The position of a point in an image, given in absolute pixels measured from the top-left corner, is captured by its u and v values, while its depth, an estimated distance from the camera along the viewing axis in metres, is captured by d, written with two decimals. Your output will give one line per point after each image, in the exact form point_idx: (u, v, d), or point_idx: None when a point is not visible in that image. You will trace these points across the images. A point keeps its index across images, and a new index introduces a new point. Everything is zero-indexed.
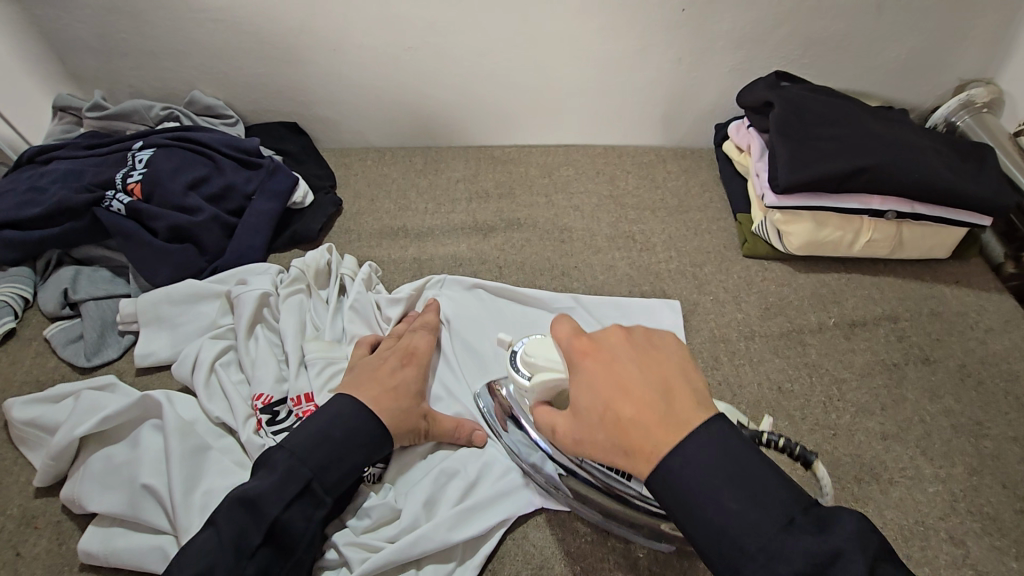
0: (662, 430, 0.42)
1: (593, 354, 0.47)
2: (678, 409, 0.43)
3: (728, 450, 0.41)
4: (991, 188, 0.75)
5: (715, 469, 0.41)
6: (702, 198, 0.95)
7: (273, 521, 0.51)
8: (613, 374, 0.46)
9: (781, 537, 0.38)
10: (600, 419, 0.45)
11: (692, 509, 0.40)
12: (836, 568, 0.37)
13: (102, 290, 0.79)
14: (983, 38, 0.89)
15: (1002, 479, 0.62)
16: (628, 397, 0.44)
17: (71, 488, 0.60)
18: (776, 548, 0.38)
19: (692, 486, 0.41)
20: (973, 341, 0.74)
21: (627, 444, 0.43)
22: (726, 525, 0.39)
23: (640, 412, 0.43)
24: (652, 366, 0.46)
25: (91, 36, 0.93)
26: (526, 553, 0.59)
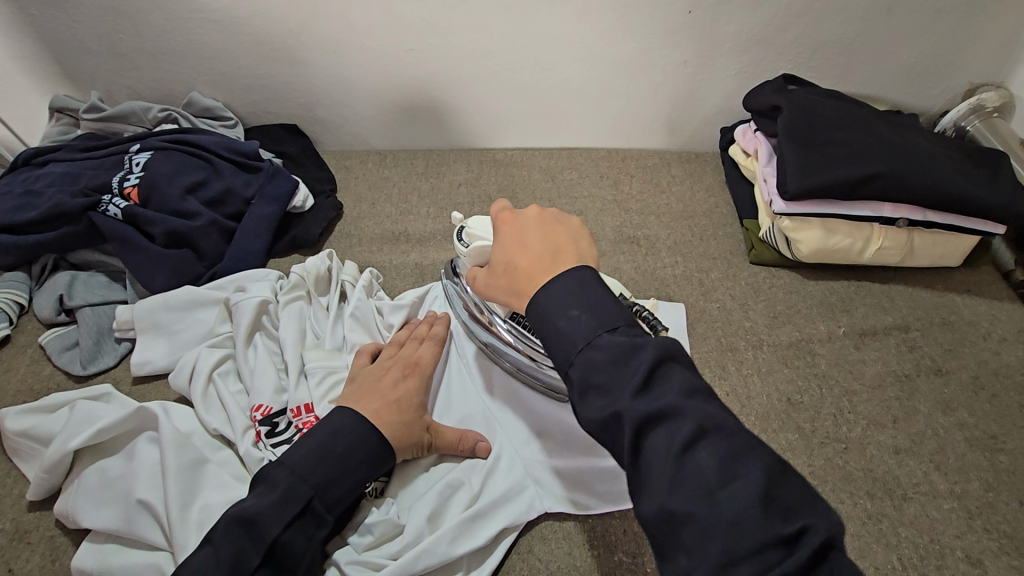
0: (540, 269, 0.50)
1: (508, 220, 0.56)
2: (560, 259, 0.51)
3: (589, 287, 0.47)
4: (1005, 195, 0.74)
5: (577, 299, 0.46)
6: (708, 203, 0.93)
7: (272, 541, 0.49)
8: (517, 233, 0.54)
9: (606, 337, 0.44)
10: (498, 264, 0.54)
11: (549, 328, 0.46)
12: (635, 357, 0.42)
13: (98, 296, 0.77)
14: (994, 41, 0.88)
15: (1018, 496, 0.60)
16: (522, 248, 0.52)
17: (65, 502, 0.58)
18: (600, 343, 0.43)
19: (554, 310, 0.46)
20: (986, 352, 0.72)
21: (512, 284, 0.52)
22: (569, 334, 0.45)
23: (527, 257, 0.51)
24: (549, 230, 0.54)
25: (88, 36, 0.91)
26: (530, 568, 0.58)
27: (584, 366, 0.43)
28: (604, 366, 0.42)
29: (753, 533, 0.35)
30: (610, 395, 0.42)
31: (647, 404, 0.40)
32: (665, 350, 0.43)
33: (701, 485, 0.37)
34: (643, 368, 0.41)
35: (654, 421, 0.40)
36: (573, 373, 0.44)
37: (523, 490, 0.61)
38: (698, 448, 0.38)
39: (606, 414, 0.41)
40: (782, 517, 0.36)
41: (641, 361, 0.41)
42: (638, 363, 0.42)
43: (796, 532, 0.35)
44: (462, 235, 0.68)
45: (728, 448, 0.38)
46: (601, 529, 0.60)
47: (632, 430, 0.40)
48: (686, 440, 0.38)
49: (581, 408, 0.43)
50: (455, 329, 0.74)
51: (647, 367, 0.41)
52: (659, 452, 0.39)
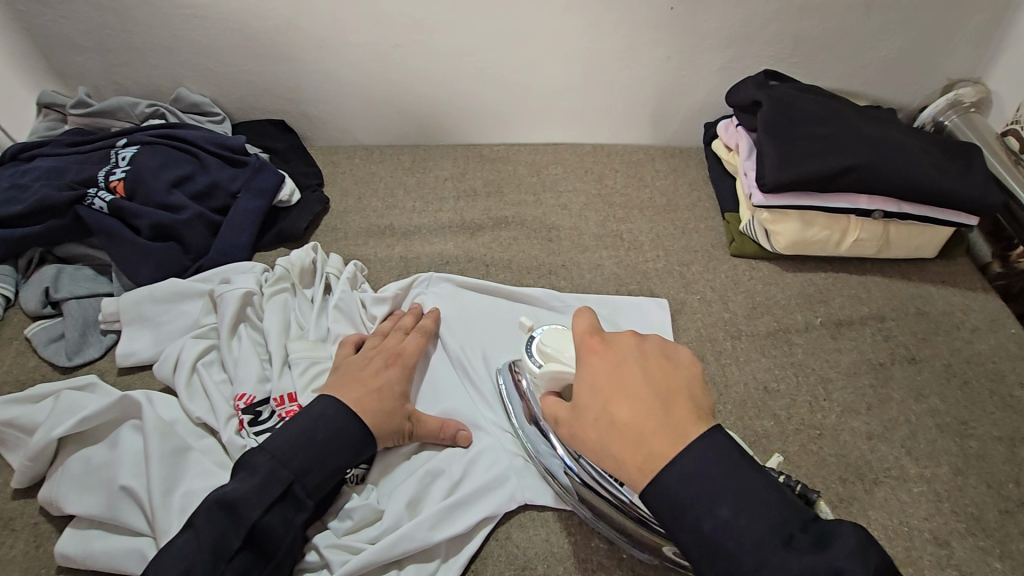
0: (658, 437, 0.41)
1: (597, 353, 0.47)
2: (677, 414, 0.42)
3: (728, 464, 0.40)
4: (978, 187, 0.76)
5: (717, 485, 0.39)
6: (690, 197, 0.94)
7: (253, 524, 0.50)
8: (617, 376, 0.45)
9: (781, 553, 0.37)
10: (595, 417, 0.44)
11: (685, 524, 0.39)
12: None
13: (84, 289, 0.78)
14: (970, 38, 0.90)
15: (986, 480, 0.62)
16: (626, 399, 0.43)
17: (49, 489, 0.59)
18: (773, 564, 0.37)
19: (689, 503, 0.39)
20: (959, 340, 0.74)
21: (621, 449, 0.42)
22: (723, 539, 0.38)
23: (640, 416, 0.42)
24: (657, 373, 0.45)
25: (75, 32, 0.92)
26: (508, 554, 0.59)
27: None
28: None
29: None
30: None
31: None
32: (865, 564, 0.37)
33: None
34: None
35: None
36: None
37: (505, 479, 0.62)
38: None
39: None
40: None
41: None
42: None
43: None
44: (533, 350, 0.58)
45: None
46: (579, 517, 0.61)
47: None
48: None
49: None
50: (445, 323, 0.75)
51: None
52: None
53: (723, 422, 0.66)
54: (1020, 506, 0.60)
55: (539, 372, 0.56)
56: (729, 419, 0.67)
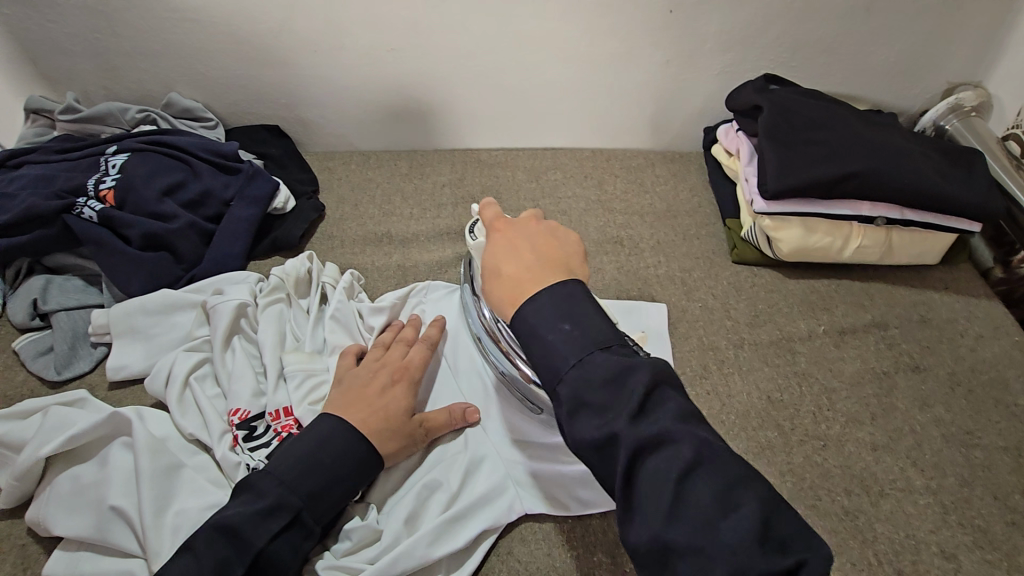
0: (527, 281, 0.49)
1: (500, 228, 0.56)
2: (549, 269, 0.50)
3: (578, 302, 0.47)
4: (981, 193, 0.75)
5: (567, 314, 0.46)
6: (691, 203, 0.93)
7: (259, 552, 0.50)
8: (511, 242, 0.53)
9: (599, 355, 0.44)
10: (486, 271, 0.52)
11: (535, 340, 0.46)
12: (630, 380, 0.43)
13: (73, 300, 0.76)
14: (971, 41, 0.89)
15: (993, 491, 0.61)
16: (512, 257, 0.52)
17: (36, 511, 0.57)
18: (592, 362, 0.44)
19: (541, 325, 0.46)
20: (963, 348, 0.73)
21: (499, 291, 0.50)
22: (559, 348, 0.45)
23: (517, 267, 0.50)
24: (543, 243, 0.53)
25: (64, 36, 0.90)
26: (510, 569, 0.58)
27: (575, 384, 0.43)
28: (599, 387, 0.43)
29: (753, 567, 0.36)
30: (606, 417, 0.42)
31: (644, 430, 0.41)
32: (656, 374, 0.43)
33: (700, 518, 0.38)
34: (638, 393, 0.42)
35: (650, 447, 0.40)
36: (562, 391, 0.44)
37: (504, 491, 0.61)
38: (693, 480, 0.39)
39: (601, 434, 0.41)
40: (781, 554, 0.37)
41: (637, 383, 0.42)
42: (633, 388, 0.42)
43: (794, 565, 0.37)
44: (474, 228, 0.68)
45: (721, 479, 0.39)
46: (581, 530, 0.60)
47: (628, 456, 0.40)
48: (683, 469, 0.39)
49: (575, 430, 0.43)
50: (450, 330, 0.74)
51: (642, 391, 0.42)
52: (656, 478, 0.40)
53: (727, 433, 0.65)
54: None
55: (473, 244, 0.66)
56: (732, 431, 0.66)
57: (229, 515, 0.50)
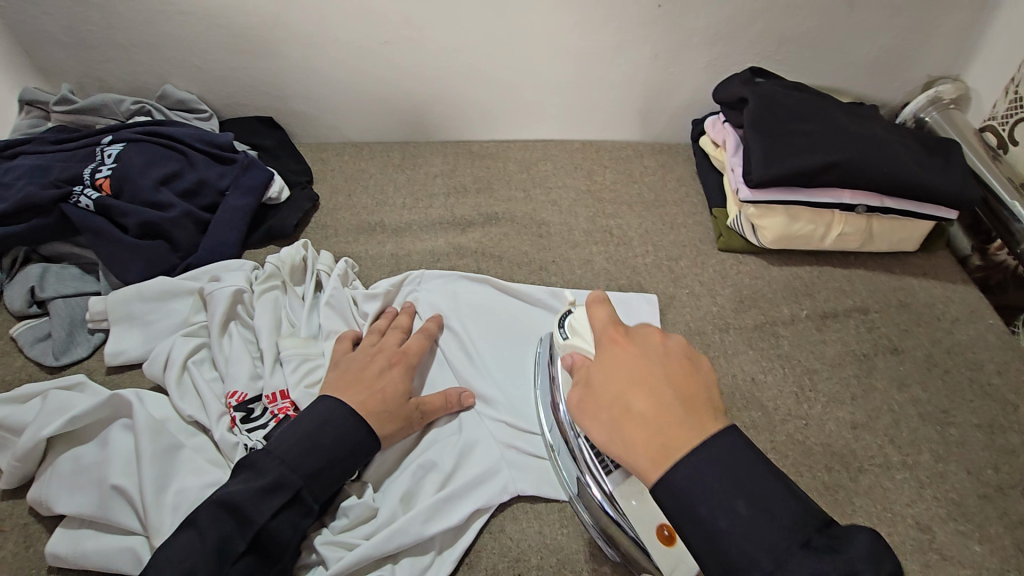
0: (670, 428, 0.42)
1: (622, 349, 0.48)
2: (696, 417, 0.42)
3: (741, 466, 0.40)
4: (958, 181, 0.77)
5: (727, 480, 0.40)
6: (678, 193, 0.96)
7: (260, 527, 0.51)
8: (639, 367, 0.46)
9: (798, 556, 0.37)
10: (610, 403, 0.45)
11: (696, 519, 0.39)
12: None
13: (70, 287, 0.77)
14: (949, 36, 0.92)
15: (966, 466, 0.64)
16: (648, 392, 0.44)
17: (39, 490, 0.58)
18: (790, 569, 0.36)
19: (700, 498, 0.39)
20: (940, 331, 0.76)
21: (634, 437, 0.42)
22: (738, 543, 0.38)
23: (659, 411, 0.43)
24: (680, 376, 0.45)
25: (58, 28, 0.90)
26: (501, 546, 0.60)
27: None
28: None
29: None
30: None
31: None
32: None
33: None
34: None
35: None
36: None
37: (498, 471, 0.62)
38: None
39: None
40: None
41: None
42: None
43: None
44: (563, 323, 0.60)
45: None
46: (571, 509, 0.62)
47: None
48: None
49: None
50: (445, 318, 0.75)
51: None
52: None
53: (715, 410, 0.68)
54: (998, 491, 0.62)
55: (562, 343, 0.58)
56: None
57: (231, 491, 0.52)
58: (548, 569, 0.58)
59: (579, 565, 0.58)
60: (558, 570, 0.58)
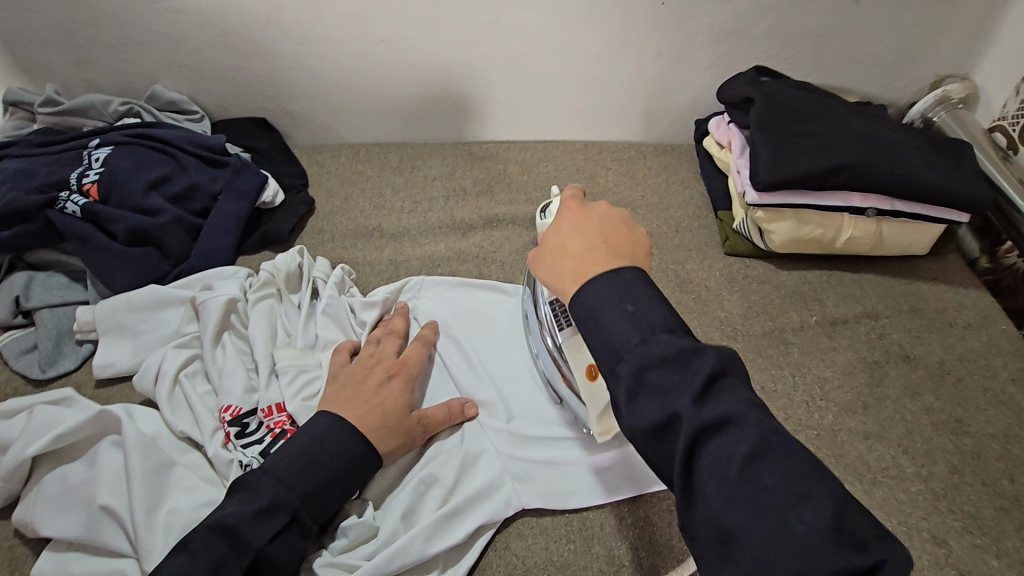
0: (592, 259, 0.45)
1: (573, 207, 0.51)
2: (614, 256, 0.45)
3: (643, 284, 0.42)
4: (969, 184, 0.76)
5: (627, 292, 0.42)
6: (683, 195, 0.94)
7: (258, 552, 0.49)
8: (579, 218, 0.49)
9: (665, 335, 0.39)
10: (548, 245, 0.49)
11: (596, 323, 0.42)
12: (696, 358, 0.38)
13: (57, 297, 0.75)
14: (958, 34, 0.90)
15: (982, 477, 0.62)
16: (581, 235, 0.47)
17: (24, 511, 0.56)
18: (655, 340, 0.39)
19: (601, 302, 0.42)
20: (952, 338, 0.74)
21: (560, 268, 0.47)
22: (619, 326, 0.40)
23: (585, 249, 0.46)
24: (613, 230, 0.48)
25: (42, 26, 0.87)
26: (507, 564, 0.58)
27: (639, 361, 0.39)
28: (660, 365, 0.38)
29: (824, 565, 0.31)
30: (666, 396, 0.37)
31: (709, 412, 0.36)
32: (725, 358, 0.38)
33: (763, 507, 0.33)
34: (707, 372, 0.37)
35: (713, 432, 0.35)
36: (623, 367, 0.39)
37: (502, 483, 0.60)
38: (759, 465, 0.34)
39: (663, 416, 0.37)
40: (853, 549, 0.32)
41: (703, 363, 0.37)
42: (700, 367, 0.37)
43: (870, 565, 0.31)
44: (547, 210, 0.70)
45: (792, 465, 0.34)
46: (578, 523, 0.60)
47: (688, 440, 0.36)
48: (748, 453, 0.34)
49: (638, 411, 0.38)
50: (443, 325, 0.73)
51: (710, 372, 0.37)
52: (718, 462, 0.35)
53: None
54: (1015, 503, 0.60)
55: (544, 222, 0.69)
56: None
57: (225, 514, 0.49)
58: None
59: None
60: None
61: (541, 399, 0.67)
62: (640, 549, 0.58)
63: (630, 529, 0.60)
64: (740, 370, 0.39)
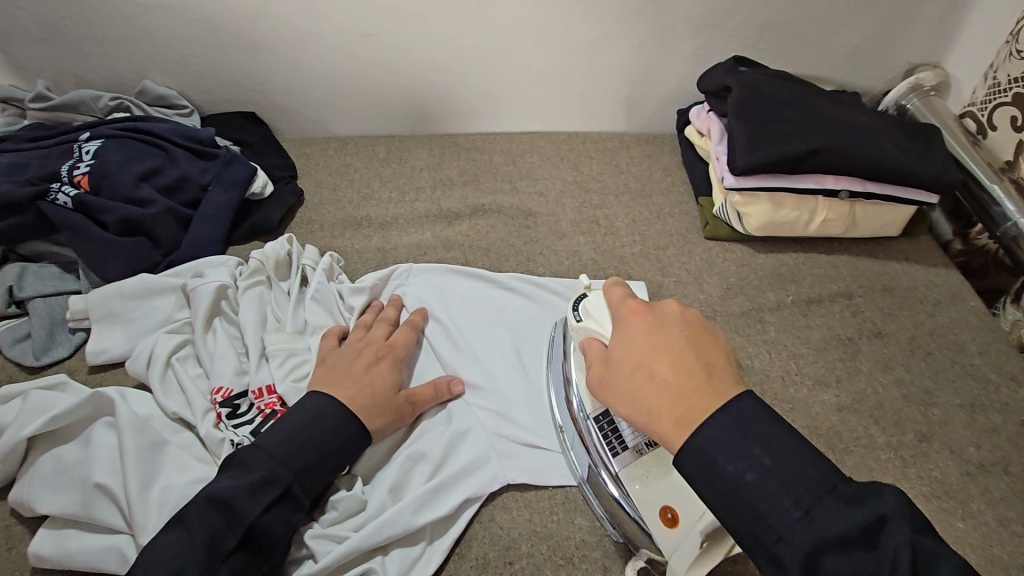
0: (695, 391, 0.44)
1: (643, 319, 0.49)
2: (716, 380, 0.45)
3: (759, 425, 0.42)
4: (938, 166, 0.78)
5: (752, 441, 0.41)
6: (664, 182, 0.96)
7: (251, 524, 0.51)
8: (658, 336, 0.47)
9: (823, 502, 0.38)
10: (634, 372, 0.47)
11: (726, 483, 0.41)
12: (884, 535, 0.37)
13: (50, 287, 0.76)
14: (929, 23, 0.92)
15: (949, 445, 0.64)
16: (670, 359, 0.46)
17: (19, 491, 0.57)
18: (818, 515, 0.38)
19: (725, 457, 0.41)
20: (923, 314, 0.76)
21: (657, 403, 0.45)
22: (763, 497, 0.40)
23: (681, 378, 0.45)
24: (699, 342, 0.47)
25: (33, 23, 0.89)
26: (492, 536, 0.59)
27: (805, 543, 0.37)
28: (837, 548, 0.37)
29: None
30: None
31: None
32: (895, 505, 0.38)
33: None
34: (906, 553, 0.36)
35: None
36: (787, 553, 0.38)
37: (487, 459, 0.62)
38: None
39: None
40: None
41: (896, 543, 0.36)
42: (894, 548, 0.36)
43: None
44: (578, 307, 0.59)
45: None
46: (561, 496, 0.62)
47: None
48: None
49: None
50: (431, 312, 0.75)
51: (909, 554, 0.36)
52: None
53: None
54: (980, 469, 0.63)
55: (575, 325, 0.58)
56: None
57: (218, 488, 0.51)
58: (539, 556, 0.58)
59: (569, 553, 0.58)
60: (549, 557, 0.58)
61: (515, 400, 0.68)
62: None
63: None
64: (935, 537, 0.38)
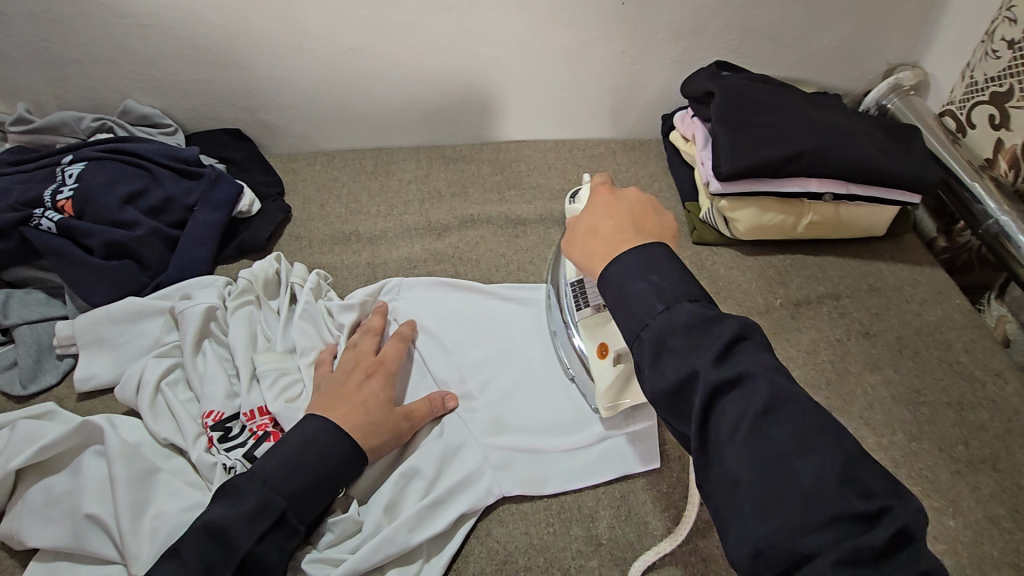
0: (620, 238, 0.50)
1: (605, 192, 0.56)
2: (643, 236, 0.50)
3: (667, 260, 0.47)
4: (920, 167, 0.79)
5: (653, 266, 0.47)
6: (651, 187, 0.97)
7: (245, 554, 0.50)
8: (609, 200, 0.54)
9: (686, 304, 0.44)
10: (581, 229, 0.54)
11: (623, 294, 0.47)
12: (716, 326, 0.43)
13: (36, 313, 0.75)
14: (906, 24, 0.94)
15: (939, 444, 0.65)
16: (611, 218, 0.52)
17: (9, 525, 0.56)
18: (677, 308, 0.44)
19: (625, 274, 0.47)
20: (909, 313, 0.77)
21: (592, 248, 0.52)
22: (643, 299, 0.45)
23: (614, 230, 0.51)
24: (644, 213, 0.53)
25: (10, 46, 0.88)
26: (489, 551, 0.59)
27: (661, 326, 0.44)
28: (683, 331, 0.43)
29: (828, 506, 0.35)
30: (686, 357, 0.42)
31: (726, 371, 0.40)
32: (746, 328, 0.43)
33: (773, 460, 0.38)
34: (727, 336, 0.42)
35: (729, 387, 0.40)
36: (648, 334, 0.44)
37: (482, 473, 0.62)
38: (771, 422, 0.39)
39: (681, 374, 0.42)
40: (862, 496, 0.36)
41: (725, 331, 0.42)
42: (720, 333, 0.42)
43: (877, 511, 0.35)
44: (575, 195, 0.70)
45: (801, 424, 0.38)
46: (556, 507, 0.62)
47: (704, 398, 0.40)
48: (759, 408, 0.39)
49: (660, 371, 0.43)
50: (422, 326, 0.75)
51: (729, 336, 0.42)
52: (733, 418, 0.39)
53: None
54: (969, 466, 0.64)
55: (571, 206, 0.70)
56: None
57: (212, 517, 0.51)
58: (537, 569, 0.58)
59: (567, 564, 0.58)
60: (547, 570, 0.58)
61: (500, 345, 0.74)
62: (618, 528, 0.61)
63: (608, 507, 0.62)
64: (760, 339, 0.43)
